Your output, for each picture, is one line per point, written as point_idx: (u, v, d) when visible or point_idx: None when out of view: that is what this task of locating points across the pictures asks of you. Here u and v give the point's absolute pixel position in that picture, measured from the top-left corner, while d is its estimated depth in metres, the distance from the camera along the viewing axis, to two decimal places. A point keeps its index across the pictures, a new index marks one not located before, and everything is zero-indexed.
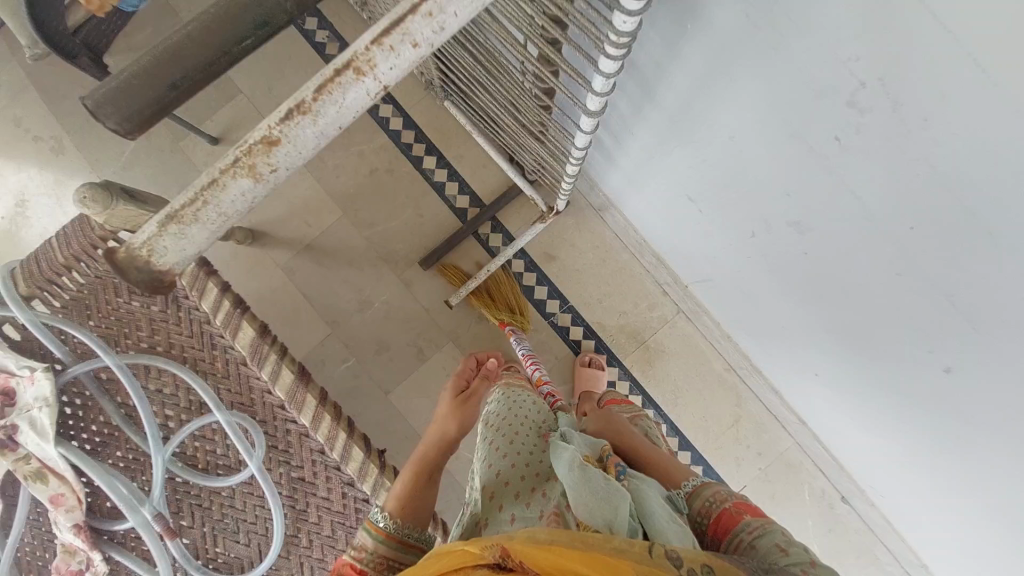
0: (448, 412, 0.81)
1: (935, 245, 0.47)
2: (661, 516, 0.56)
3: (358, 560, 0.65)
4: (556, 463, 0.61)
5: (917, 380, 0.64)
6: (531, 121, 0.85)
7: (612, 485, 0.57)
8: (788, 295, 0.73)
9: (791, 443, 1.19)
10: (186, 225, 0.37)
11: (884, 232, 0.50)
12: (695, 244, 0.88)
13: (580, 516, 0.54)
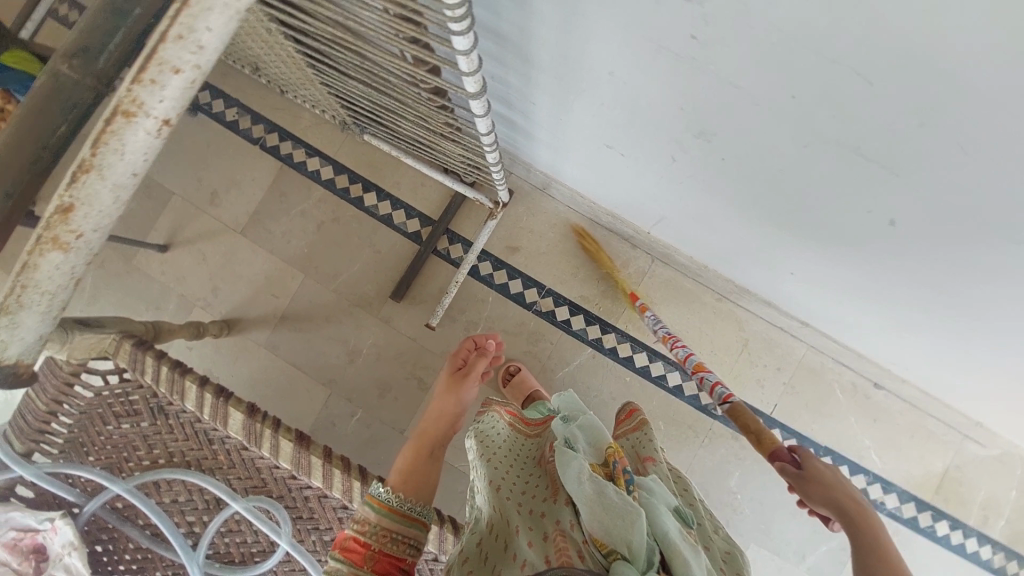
0: (445, 390, 1.02)
1: (822, 105, 0.46)
2: (673, 533, 0.65)
3: (362, 533, 0.73)
4: (570, 478, 0.70)
5: (875, 243, 0.63)
6: (440, 125, 0.86)
7: (625, 501, 0.65)
8: (730, 204, 0.72)
9: (804, 349, 1.17)
10: (13, 314, 0.44)
11: (775, 111, 0.50)
12: (633, 187, 0.88)
13: (600, 536, 0.63)
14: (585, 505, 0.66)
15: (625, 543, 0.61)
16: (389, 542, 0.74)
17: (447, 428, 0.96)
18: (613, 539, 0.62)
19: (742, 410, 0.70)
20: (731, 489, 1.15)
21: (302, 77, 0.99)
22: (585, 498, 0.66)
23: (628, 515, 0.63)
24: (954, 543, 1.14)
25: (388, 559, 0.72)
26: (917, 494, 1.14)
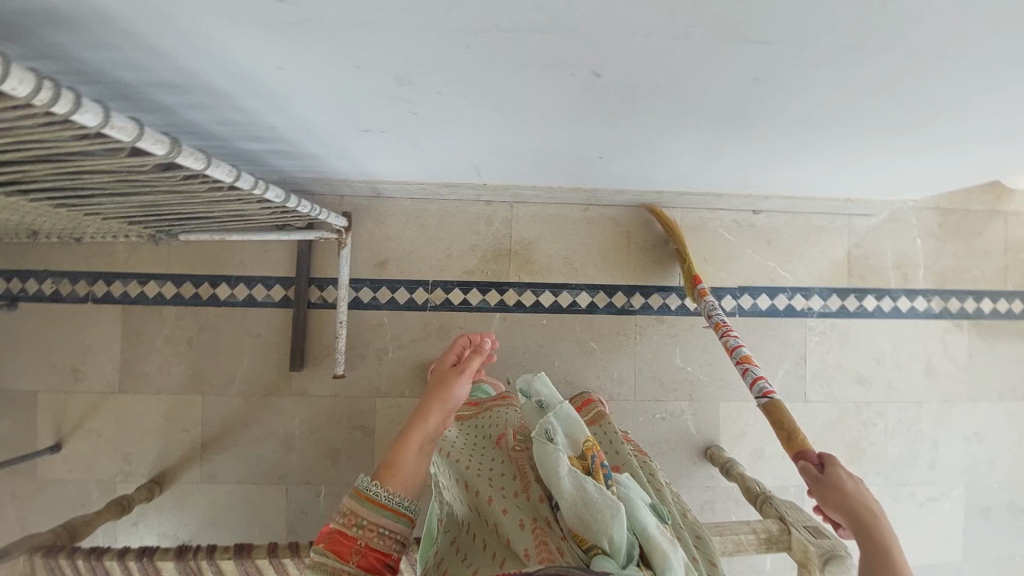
0: (443, 376, 0.90)
1: (436, 16, 0.44)
2: (652, 528, 0.67)
3: (349, 527, 0.71)
4: (552, 473, 0.70)
5: (611, 108, 0.62)
6: (210, 193, 0.81)
7: (608, 499, 0.66)
8: (492, 127, 0.71)
9: (679, 213, 1.18)
10: None
11: (415, 36, 0.48)
12: (421, 154, 0.85)
13: (580, 532, 0.66)
14: (568, 504, 0.67)
15: (607, 540, 0.64)
16: (376, 537, 0.72)
17: (439, 425, 0.85)
18: (595, 537, 0.65)
19: (779, 409, 0.78)
20: (679, 366, 1.18)
21: (70, 220, 0.91)
22: (568, 495, 0.68)
23: (608, 510, 0.65)
24: (889, 311, 1.17)
25: (373, 553, 0.72)
26: (836, 286, 1.17)
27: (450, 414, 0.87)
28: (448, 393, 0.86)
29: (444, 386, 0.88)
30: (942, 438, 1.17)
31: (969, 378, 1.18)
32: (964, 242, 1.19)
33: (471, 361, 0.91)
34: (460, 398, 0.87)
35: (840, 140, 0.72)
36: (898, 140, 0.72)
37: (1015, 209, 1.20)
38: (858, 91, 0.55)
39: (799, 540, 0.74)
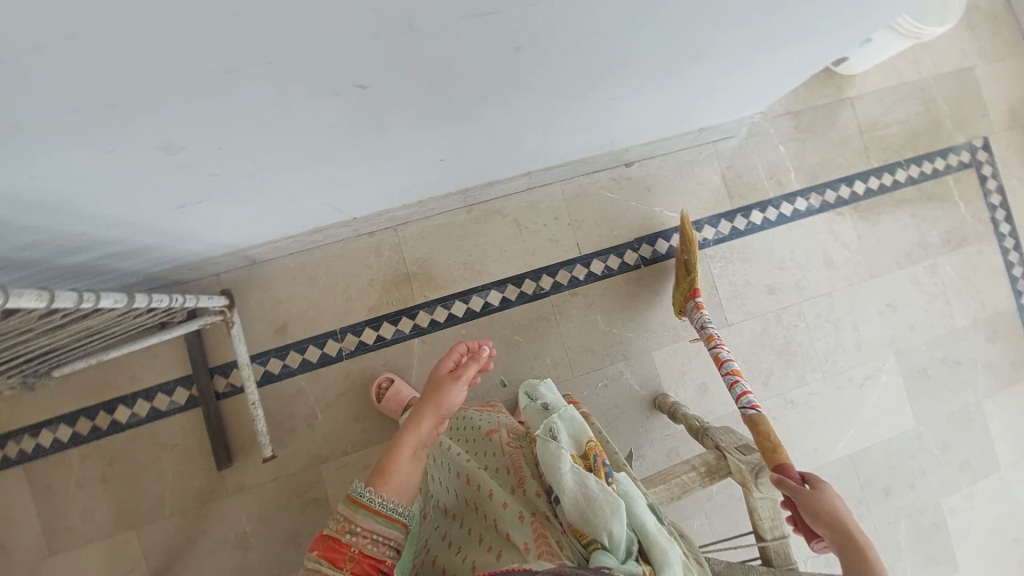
0: (437, 385, 0.87)
1: (155, 78, 0.41)
2: (652, 525, 0.72)
3: (342, 535, 0.68)
4: (555, 472, 0.76)
5: (411, 112, 0.61)
6: (50, 325, 0.74)
7: (608, 494, 0.71)
8: (311, 164, 0.68)
9: (558, 187, 1.19)
10: None
11: (151, 104, 0.44)
12: (264, 211, 0.81)
13: (580, 526, 0.71)
14: (570, 498, 0.72)
15: (606, 534, 0.68)
16: (369, 543, 0.69)
17: (432, 432, 0.83)
18: (593, 528, 0.70)
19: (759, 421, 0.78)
20: (605, 331, 1.19)
21: None
22: (569, 492, 0.73)
23: (608, 506, 0.70)
24: (775, 219, 1.23)
25: (369, 561, 0.67)
26: (721, 211, 1.21)
27: (443, 421, 0.85)
28: (443, 400, 0.83)
29: (438, 394, 0.85)
30: (859, 318, 1.23)
31: (866, 256, 1.24)
32: (822, 135, 1.25)
33: (466, 370, 0.88)
34: (455, 404, 0.85)
35: (647, 78, 0.73)
36: (698, 63, 0.73)
37: (856, 91, 1.27)
38: (626, 31, 0.56)
39: (734, 462, 0.78)
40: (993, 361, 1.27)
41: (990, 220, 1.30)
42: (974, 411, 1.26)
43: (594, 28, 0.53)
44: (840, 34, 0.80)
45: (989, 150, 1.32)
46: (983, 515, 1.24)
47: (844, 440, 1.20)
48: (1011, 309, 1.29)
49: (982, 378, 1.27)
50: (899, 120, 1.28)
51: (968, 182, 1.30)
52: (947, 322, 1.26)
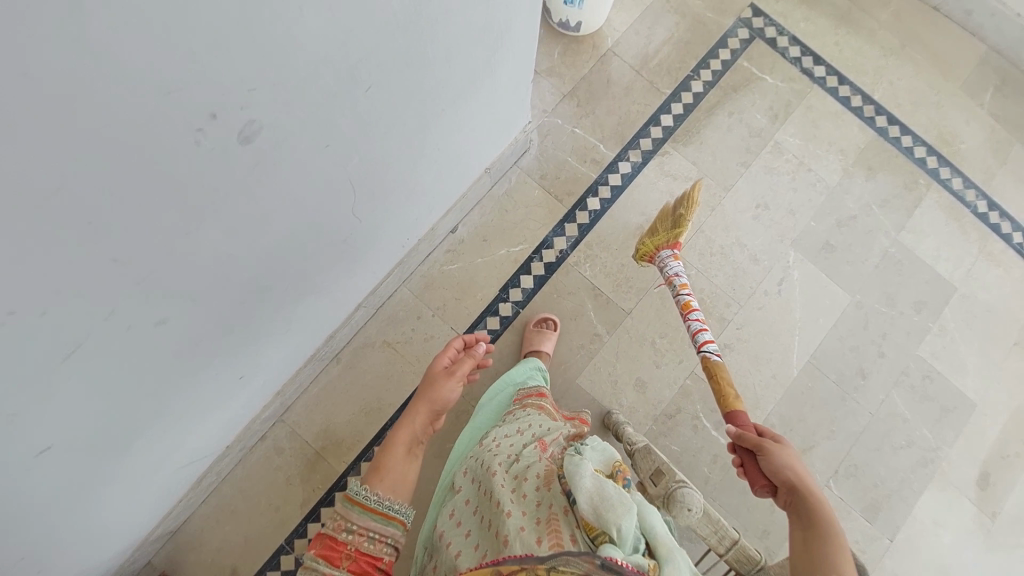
0: (433, 383, 0.84)
1: None
2: (662, 529, 0.65)
3: (338, 531, 0.66)
4: (573, 475, 0.67)
5: (127, 395, 0.59)
6: None
7: (622, 495, 0.64)
8: (96, 479, 0.66)
9: (404, 290, 1.15)
10: None
11: None
12: (112, 517, 0.79)
13: (590, 521, 0.63)
14: (585, 497, 0.64)
15: (615, 529, 0.61)
16: (366, 541, 0.67)
17: (426, 428, 0.81)
18: (603, 522, 0.62)
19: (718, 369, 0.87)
20: None
21: None
22: (586, 492, 0.64)
23: (619, 504, 0.62)
24: (611, 194, 1.20)
25: (366, 559, 0.65)
26: (559, 218, 1.19)
27: (438, 417, 0.83)
28: (436, 395, 0.82)
29: (432, 389, 0.84)
30: (740, 234, 1.20)
31: (711, 176, 1.22)
32: (605, 97, 1.24)
33: (459, 367, 0.84)
34: (449, 398, 0.83)
35: (350, 208, 0.71)
36: (387, 170, 0.72)
37: (611, 41, 1.26)
38: (241, 214, 0.54)
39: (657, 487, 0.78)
40: (886, 196, 1.23)
41: (802, 74, 1.27)
42: (898, 251, 1.21)
43: (206, 257, 0.54)
44: (507, 68, 0.82)
45: (763, 12, 1.30)
46: (966, 338, 1.19)
47: (795, 351, 1.15)
48: (871, 138, 1.26)
49: (886, 217, 1.22)
50: (665, 41, 1.27)
51: (761, 53, 1.28)
52: (820, 187, 1.22)
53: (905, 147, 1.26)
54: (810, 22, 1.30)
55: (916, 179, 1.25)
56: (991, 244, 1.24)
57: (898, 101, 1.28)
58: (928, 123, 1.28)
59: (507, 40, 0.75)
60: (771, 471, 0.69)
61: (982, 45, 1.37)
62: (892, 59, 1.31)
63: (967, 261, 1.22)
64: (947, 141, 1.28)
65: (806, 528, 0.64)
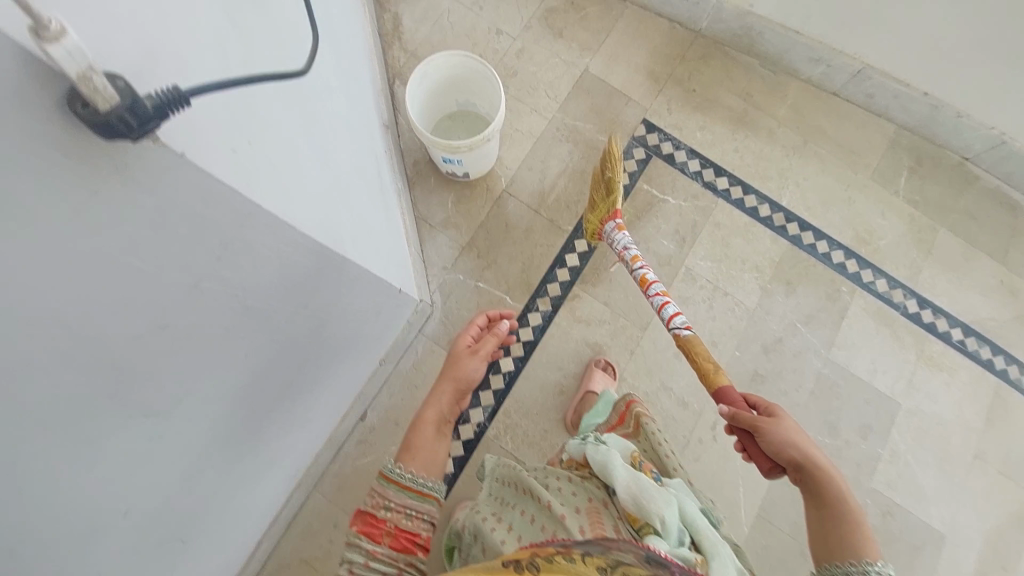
0: (459, 359, 0.88)
1: None
2: (704, 520, 0.67)
3: (376, 510, 0.66)
4: (607, 468, 0.70)
5: None
6: None
7: (659, 488, 0.67)
8: None
9: (306, 502, 1.00)
10: None
11: None
12: None
13: (632, 510, 0.65)
14: (623, 485, 0.67)
15: (658, 518, 0.62)
16: (404, 518, 0.66)
17: (452, 405, 0.84)
18: (644, 511, 0.64)
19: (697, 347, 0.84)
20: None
21: None
22: (623, 482, 0.67)
23: (660, 496, 0.65)
24: (524, 354, 1.10)
25: (405, 536, 0.65)
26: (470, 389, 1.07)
27: (463, 394, 0.86)
28: (463, 372, 0.85)
29: (457, 367, 0.88)
30: (663, 377, 1.11)
31: (627, 316, 1.12)
32: (506, 242, 1.13)
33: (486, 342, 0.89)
34: (472, 374, 0.87)
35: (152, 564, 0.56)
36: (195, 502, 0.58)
37: (505, 181, 1.16)
38: None
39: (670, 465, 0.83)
40: (811, 311, 1.17)
41: (705, 188, 1.20)
42: (831, 371, 1.14)
43: None
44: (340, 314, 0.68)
45: (656, 126, 1.23)
46: (917, 457, 1.12)
47: (737, 503, 1.06)
48: (788, 250, 1.19)
49: (816, 332, 1.16)
50: (561, 172, 1.18)
51: (659, 172, 1.20)
52: (742, 311, 1.15)
53: (823, 253, 1.20)
54: (706, 130, 1.24)
55: (837, 287, 1.19)
56: (930, 349, 1.19)
57: (808, 205, 1.22)
58: (843, 224, 1.22)
59: (350, 302, 0.66)
60: (775, 451, 0.69)
61: (891, 123, 1.29)
62: (796, 159, 1.25)
63: (907, 371, 1.17)
64: (865, 241, 1.23)
65: (821, 506, 0.67)
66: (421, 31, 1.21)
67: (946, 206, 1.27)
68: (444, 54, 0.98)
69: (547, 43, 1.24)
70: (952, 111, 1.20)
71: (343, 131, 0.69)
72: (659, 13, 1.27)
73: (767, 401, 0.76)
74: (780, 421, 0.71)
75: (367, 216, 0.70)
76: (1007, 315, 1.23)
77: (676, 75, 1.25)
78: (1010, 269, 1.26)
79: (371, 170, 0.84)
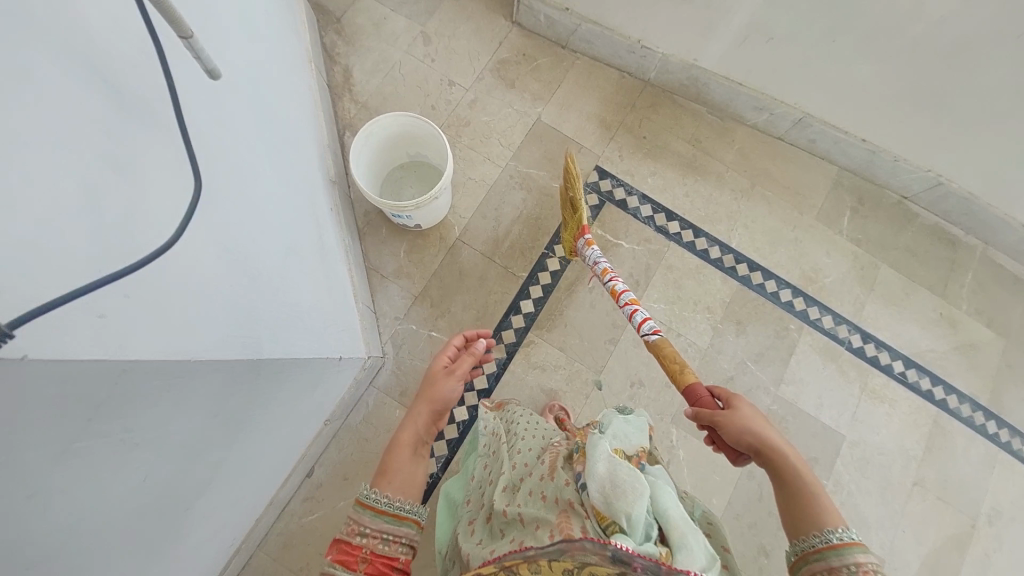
0: (436, 378, 0.80)
1: None
2: (675, 508, 0.65)
3: (353, 537, 0.60)
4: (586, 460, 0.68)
5: None
6: None
7: (633, 479, 0.64)
8: None
9: (249, 565, 0.98)
10: None
11: None
12: None
13: (602, 509, 0.63)
14: (596, 483, 0.64)
15: (624, 517, 0.60)
16: (380, 544, 0.61)
17: (430, 427, 0.76)
18: (614, 510, 0.61)
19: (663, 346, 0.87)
20: None
21: None
22: (597, 478, 0.65)
23: (632, 490, 0.61)
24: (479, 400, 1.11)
25: (382, 561, 0.59)
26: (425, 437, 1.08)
27: (444, 416, 0.77)
28: (440, 392, 0.77)
29: (433, 386, 0.79)
30: None
31: (580, 360, 1.15)
32: (460, 290, 1.16)
33: (464, 359, 0.81)
34: (451, 397, 0.77)
35: None
36: None
37: (458, 229, 1.19)
38: None
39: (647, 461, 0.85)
40: (760, 349, 1.20)
41: (658, 232, 1.24)
42: (781, 408, 1.18)
43: None
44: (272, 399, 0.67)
45: (608, 172, 1.27)
46: (863, 490, 1.16)
47: None
48: (737, 289, 1.23)
49: (765, 371, 1.19)
50: (514, 220, 1.21)
51: (613, 217, 1.24)
52: (693, 352, 1.18)
53: (772, 292, 1.24)
54: (658, 176, 1.28)
55: (787, 325, 1.23)
56: (872, 381, 1.23)
57: (757, 246, 1.27)
58: (791, 263, 1.27)
59: (292, 371, 0.68)
60: (737, 439, 0.66)
61: (834, 166, 1.35)
62: (746, 202, 1.29)
63: (851, 404, 1.21)
64: (812, 278, 1.27)
65: (786, 488, 0.62)
66: (372, 83, 1.24)
67: (887, 243, 1.32)
68: (390, 116, 1.03)
69: (499, 94, 1.28)
70: (889, 156, 1.25)
71: (269, 200, 0.71)
72: (608, 63, 1.32)
73: (728, 389, 0.73)
74: (736, 409, 0.69)
75: (297, 283, 0.73)
76: (945, 347, 1.29)
77: (627, 123, 1.31)
78: (951, 302, 1.32)
79: (312, 229, 0.87)
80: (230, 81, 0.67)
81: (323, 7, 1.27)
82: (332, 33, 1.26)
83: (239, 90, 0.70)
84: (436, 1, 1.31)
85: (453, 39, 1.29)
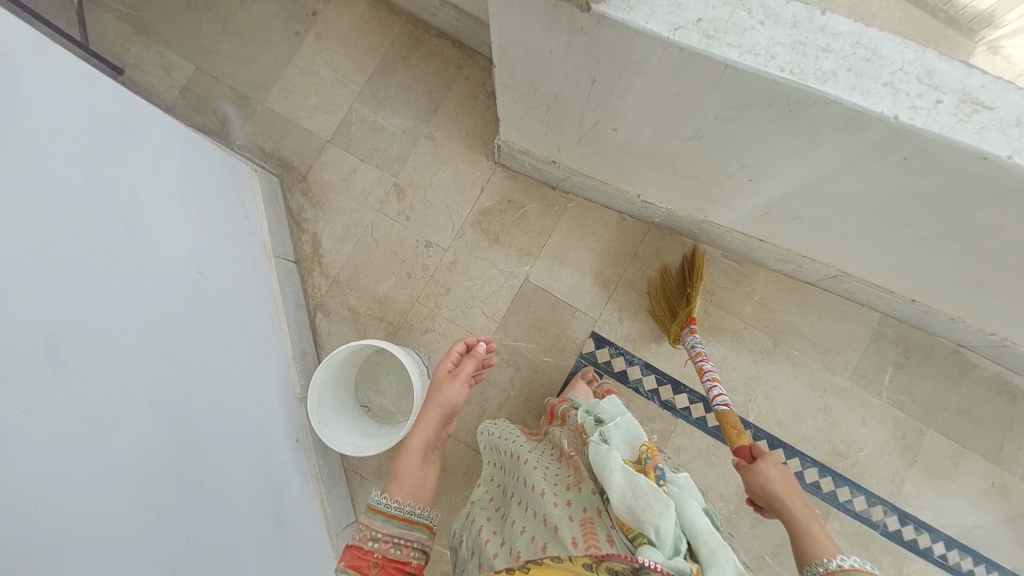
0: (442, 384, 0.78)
1: None
2: (704, 522, 0.60)
3: (362, 541, 0.58)
4: (603, 469, 0.64)
5: None
6: None
7: (656, 489, 0.59)
8: None
9: None
10: None
11: None
12: None
13: (627, 520, 0.58)
14: (617, 494, 0.59)
15: (652, 529, 0.55)
16: (393, 547, 0.58)
17: (438, 434, 0.74)
18: (639, 522, 0.57)
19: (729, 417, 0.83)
20: None
21: None
22: (619, 488, 0.60)
23: (658, 500, 0.57)
24: None
25: (395, 565, 0.58)
26: None
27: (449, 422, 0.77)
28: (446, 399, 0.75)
29: (436, 394, 0.77)
30: None
31: None
32: (445, 484, 1.09)
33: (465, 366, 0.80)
34: (457, 401, 0.77)
35: None
36: None
37: None
38: None
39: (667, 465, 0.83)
40: (780, 539, 1.09)
41: (663, 407, 1.12)
42: None
43: None
44: None
45: (607, 339, 1.13)
46: None
47: None
48: None
49: (785, 567, 1.07)
50: (501, 403, 1.11)
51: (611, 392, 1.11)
52: None
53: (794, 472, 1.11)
54: (663, 339, 1.14)
55: None
56: (908, 569, 1.10)
57: (778, 418, 1.13)
58: (816, 436, 1.12)
59: None
60: (762, 487, 0.64)
61: (874, 312, 1.15)
62: (766, 364, 1.14)
63: None
64: (842, 452, 1.12)
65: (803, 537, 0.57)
66: (344, 252, 1.14)
67: (936, 403, 1.14)
68: (352, 347, 0.91)
69: (481, 253, 1.14)
70: (944, 316, 1.04)
71: (165, 560, 0.62)
72: (606, 205, 1.15)
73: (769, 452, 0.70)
74: (769, 466, 0.66)
75: None
76: (996, 521, 1.13)
77: (627, 276, 1.15)
78: (1006, 468, 1.14)
79: (250, 491, 0.80)
80: (93, 461, 0.56)
81: (286, 162, 1.16)
82: (297, 194, 1.15)
83: (152, 456, 0.64)
84: (408, 144, 1.17)
85: (429, 190, 1.16)
